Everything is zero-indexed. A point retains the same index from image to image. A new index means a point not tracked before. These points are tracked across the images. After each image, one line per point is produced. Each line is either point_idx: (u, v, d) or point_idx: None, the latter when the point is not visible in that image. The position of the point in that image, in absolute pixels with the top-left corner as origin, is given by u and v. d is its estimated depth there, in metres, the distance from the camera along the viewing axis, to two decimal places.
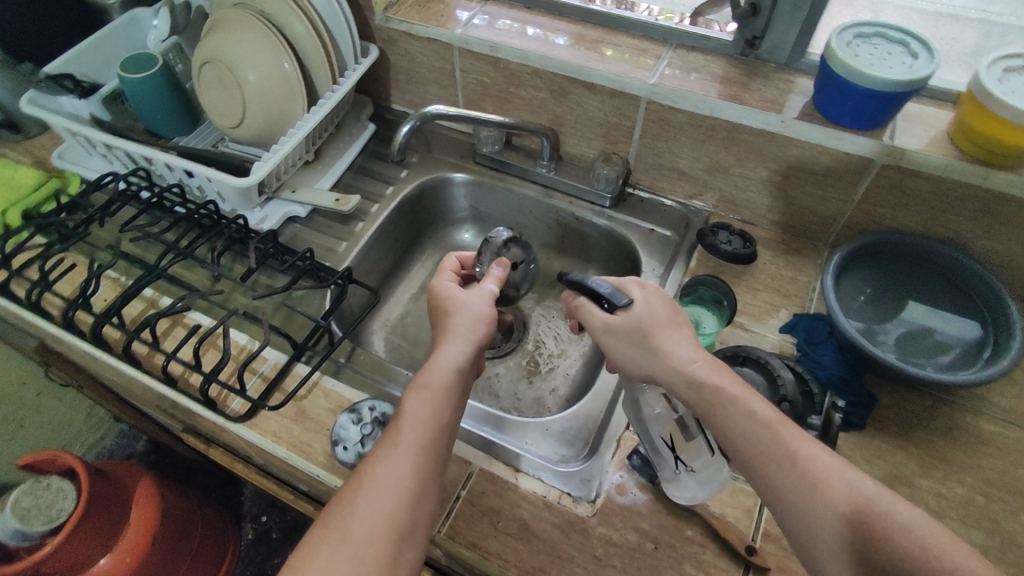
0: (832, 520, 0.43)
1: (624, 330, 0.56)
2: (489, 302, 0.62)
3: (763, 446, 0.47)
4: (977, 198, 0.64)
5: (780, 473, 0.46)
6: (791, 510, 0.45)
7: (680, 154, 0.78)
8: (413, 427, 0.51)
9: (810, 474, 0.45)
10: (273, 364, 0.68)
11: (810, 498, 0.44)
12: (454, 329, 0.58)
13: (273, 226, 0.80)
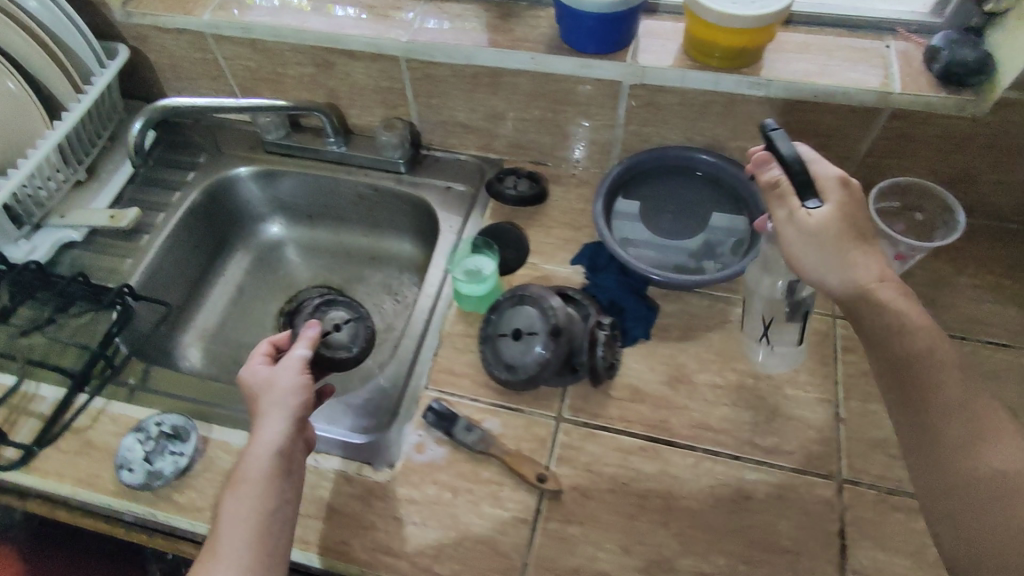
0: (971, 453, 0.45)
1: (823, 233, 0.50)
2: (298, 368, 0.58)
3: (921, 366, 0.48)
4: (716, 103, 0.68)
5: (934, 397, 0.47)
6: (931, 440, 0.47)
7: (457, 107, 0.78)
8: (235, 530, 0.49)
9: (967, 399, 0.47)
10: (52, 402, 0.65)
11: (951, 428, 0.46)
12: (264, 412, 0.55)
13: (44, 259, 0.75)
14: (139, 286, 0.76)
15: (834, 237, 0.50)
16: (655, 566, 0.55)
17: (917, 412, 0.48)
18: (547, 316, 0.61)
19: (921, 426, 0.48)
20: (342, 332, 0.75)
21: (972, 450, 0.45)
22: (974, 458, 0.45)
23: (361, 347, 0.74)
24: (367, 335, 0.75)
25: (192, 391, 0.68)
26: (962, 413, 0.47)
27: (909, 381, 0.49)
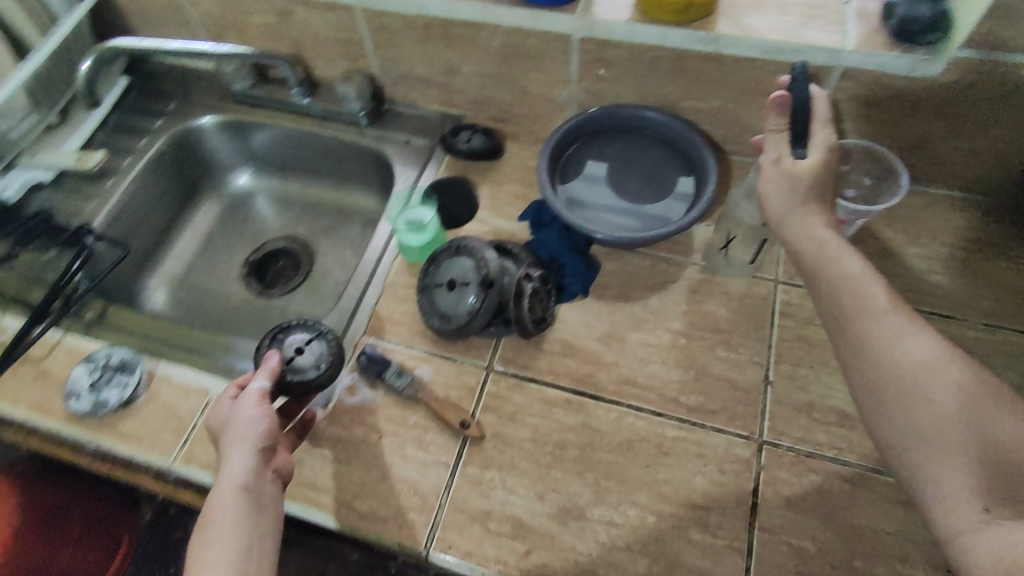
0: (915, 372, 0.43)
1: (796, 180, 0.53)
2: (258, 402, 0.54)
3: (857, 302, 0.48)
4: (665, 59, 0.67)
5: (874, 329, 0.46)
6: (875, 370, 0.45)
7: (415, 61, 0.78)
8: (208, 569, 0.45)
9: (904, 325, 0.45)
10: (12, 333, 0.69)
11: (897, 354, 0.44)
12: (225, 449, 0.51)
13: (12, 198, 0.77)
14: (102, 227, 0.78)
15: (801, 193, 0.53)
16: (566, 513, 0.56)
17: (859, 350, 0.46)
18: (479, 267, 0.62)
19: (867, 361, 0.46)
20: (304, 356, 0.62)
21: (916, 366, 0.43)
22: (921, 376, 0.43)
23: (330, 362, 0.61)
24: (332, 351, 0.62)
25: (146, 329, 0.71)
26: (902, 337, 0.45)
27: (848, 324, 0.47)
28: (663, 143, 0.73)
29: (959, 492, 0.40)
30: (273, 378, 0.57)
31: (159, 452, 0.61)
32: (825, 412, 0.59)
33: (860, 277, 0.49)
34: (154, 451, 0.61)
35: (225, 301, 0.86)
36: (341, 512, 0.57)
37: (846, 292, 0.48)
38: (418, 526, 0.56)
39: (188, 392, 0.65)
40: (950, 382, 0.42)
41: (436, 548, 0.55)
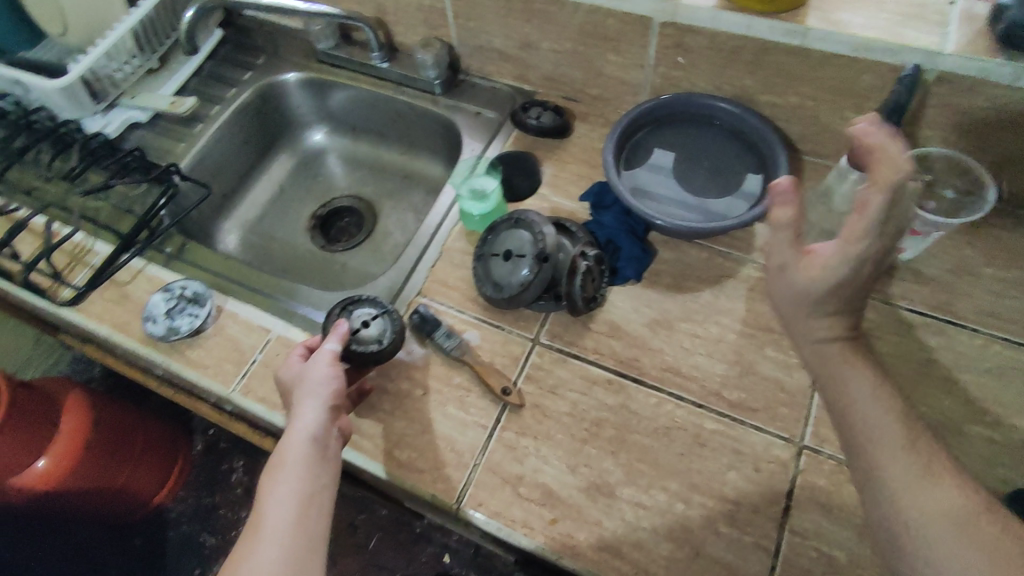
0: (943, 526, 0.38)
1: (805, 292, 0.46)
2: (329, 360, 0.57)
3: (874, 437, 0.43)
4: (747, 50, 0.65)
5: (894, 467, 0.41)
6: (899, 520, 0.40)
7: (493, 33, 0.79)
8: (276, 508, 0.49)
9: (927, 468, 0.40)
10: (103, 257, 0.75)
11: (924, 500, 0.39)
12: (298, 400, 0.55)
13: (113, 133, 0.84)
14: (189, 167, 0.84)
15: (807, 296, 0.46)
16: (595, 489, 0.57)
17: (879, 494, 0.41)
18: (536, 241, 0.63)
19: (889, 510, 0.40)
20: (369, 329, 0.63)
21: (946, 520, 0.38)
22: (947, 530, 0.38)
23: (392, 340, 0.62)
24: (397, 329, 0.63)
25: (217, 267, 0.76)
26: (925, 483, 0.40)
27: (867, 461, 0.43)
28: (734, 136, 0.72)
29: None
30: (344, 343, 0.59)
31: (220, 381, 0.66)
32: None
33: (871, 410, 0.44)
34: (216, 380, 0.66)
35: (292, 250, 0.91)
36: (380, 458, 0.60)
37: (863, 428, 0.44)
38: (451, 481, 0.58)
39: (251, 329, 0.69)
40: (995, 544, 0.37)
41: (467, 504, 0.57)
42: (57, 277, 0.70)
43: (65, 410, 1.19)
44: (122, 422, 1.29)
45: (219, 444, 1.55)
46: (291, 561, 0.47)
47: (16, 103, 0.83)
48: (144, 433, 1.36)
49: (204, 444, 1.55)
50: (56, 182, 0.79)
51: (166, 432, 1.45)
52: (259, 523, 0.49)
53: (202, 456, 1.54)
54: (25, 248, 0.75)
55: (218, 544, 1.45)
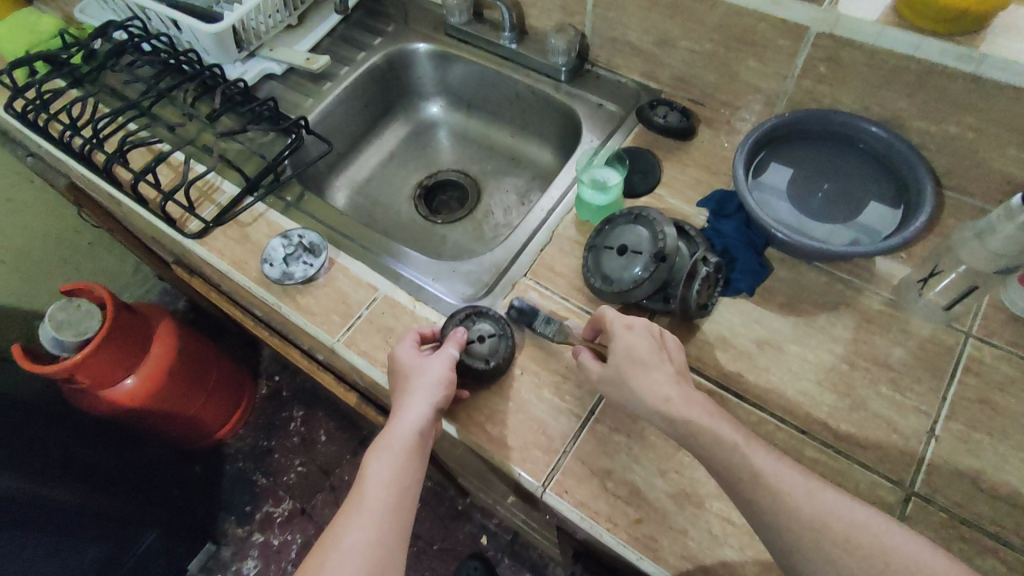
0: (813, 538, 0.44)
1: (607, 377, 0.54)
2: (447, 363, 0.59)
3: (742, 474, 0.47)
4: (908, 71, 0.62)
5: (759, 495, 0.46)
6: (782, 541, 0.45)
7: (630, 25, 0.78)
8: (375, 492, 0.54)
9: (778, 488, 0.46)
10: (229, 196, 0.79)
11: (796, 518, 0.45)
12: (411, 393, 0.57)
13: (250, 81, 0.88)
14: (314, 122, 0.87)
15: (619, 371, 0.53)
16: (684, 497, 0.56)
17: (763, 527, 0.46)
18: (655, 240, 0.62)
19: (773, 536, 0.45)
20: (481, 343, 0.63)
21: (811, 534, 0.44)
22: (818, 540, 0.44)
23: (500, 364, 0.62)
24: (508, 355, 0.62)
25: (331, 220, 0.78)
26: (785, 507, 0.45)
27: (739, 497, 0.47)
28: (873, 160, 0.69)
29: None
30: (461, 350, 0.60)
31: (326, 329, 0.68)
32: (993, 484, 0.54)
33: (728, 452, 0.48)
34: (322, 328, 0.68)
35: (395, 216, 0.94)
36: (472, 429, 0.60)
37: (727, 468, 0.48)
38: (540, 463, 0.58)
39: (360, 286, 0.71)
40: (853, 538, 0.44)
41: (553, 489, 0.57)
42: (188, 208, 0.74)
43: (156, 336, 1.26)
44: (203, 355, 1.36)
45: (283, 392, 1.63)
46: (382, 545, 0.52)
47: (168, 42, 0.88)
48: (218, 371, 1.43)
49: (268, 390, 1.63)
50: (194, 120, 0.84)
51: (237, 372, 1.53)
52: (359, 500, 0.54)
53: (266, 400, 1.62)
54: (162, 178, 0.79)
55: (269, 486, 1.51)
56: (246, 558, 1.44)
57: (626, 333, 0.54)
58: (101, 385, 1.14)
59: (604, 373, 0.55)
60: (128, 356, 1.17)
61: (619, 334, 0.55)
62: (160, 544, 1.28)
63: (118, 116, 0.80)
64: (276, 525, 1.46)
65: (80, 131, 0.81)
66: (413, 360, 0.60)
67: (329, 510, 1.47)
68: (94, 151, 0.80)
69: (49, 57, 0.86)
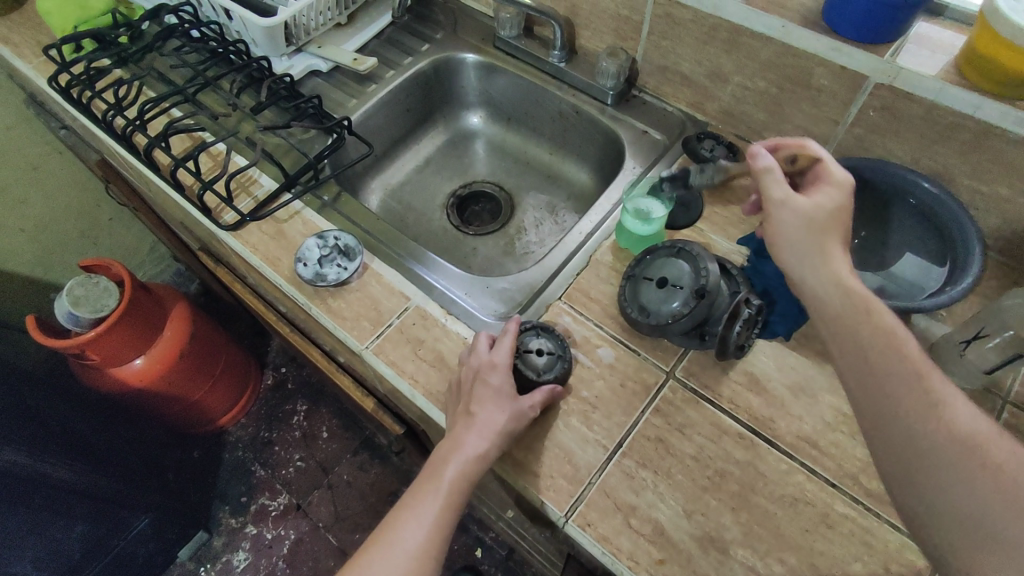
0: (956, 449, 0.43)
1: (805, 212, 0.54)
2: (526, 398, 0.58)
3: (899, 369, 0.46)
4: (966, 130, 0.61)
5: (908, 395, 0.45)
6: (912, 439, 0.44)
7: (683, 56, 0.78)
8: (430, 505, 0.56)
9: (937, 396, 0.45)
10: (266, 190, 0.78)
11: (944, 424, 0.44)
12: (485, 418, 0.57)
13: (296, 76, 0.88)
14: (356, 123, 0.87)
15: (822, 219, 0.53)
16: (708, 540, 0.55)
17: (898, 419, 0.45)
18: (697, 276, 0.61)
19: (900, 431, 0.45)
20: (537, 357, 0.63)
21: (956, 443, 0.43)
22: (964, 452, 0.42)
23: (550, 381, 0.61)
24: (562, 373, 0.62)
25: (366, 223, 0.78)
26: (937, 413, 0.44)
27: (881, 389, 0.46)
28: (922, 216, 0.67)
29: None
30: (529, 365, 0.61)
31: (355, 335, 0.67)
32: None
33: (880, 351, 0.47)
34: (352, 333, 0.68)
35: (426, 223, 0.93)
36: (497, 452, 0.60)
37: (880, 358, 0.47)
38: (564, 493, 0.58)
39: (392, 293, 0.71)
40: (1003, 468, 0.42)
41: (576, 520, 0.56)
42: (226, 200, 0.74)
43: (168, 319, 1.25)
44: (213, 341, 1.36)
45: (288, 384, 1.62)
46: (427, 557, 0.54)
47: (217, 30, 0.88)
48: (226, 359, 1.42)
49: (274, 380, 1.62)
50: (237, 111, 0.84)
51: (245, 361, 1.52)
52: (419, 504, 0.56)
53: (270, 390, 1.61)
54: (201, 167, 0.79)
55: (266, 478, 1.50)
56: (236, 550, 1.42)
57: (840, 194, 0.55)
58: (111, 363, 1.14)
59: (803, 206, 0.54)
60: (140, 338, 1.17)
61: (841, 192, 0.55)
62: (152, 529, 1.27)
63: (163, 100, 0.80)
64: (270, 519, 1.45)
65: (123, 112, 0.80)
66: (499, 382, 0.59)
67: (324, 508, 1.46)
68: (136, 132, 0.79)
69: (98, 35, 0.86)
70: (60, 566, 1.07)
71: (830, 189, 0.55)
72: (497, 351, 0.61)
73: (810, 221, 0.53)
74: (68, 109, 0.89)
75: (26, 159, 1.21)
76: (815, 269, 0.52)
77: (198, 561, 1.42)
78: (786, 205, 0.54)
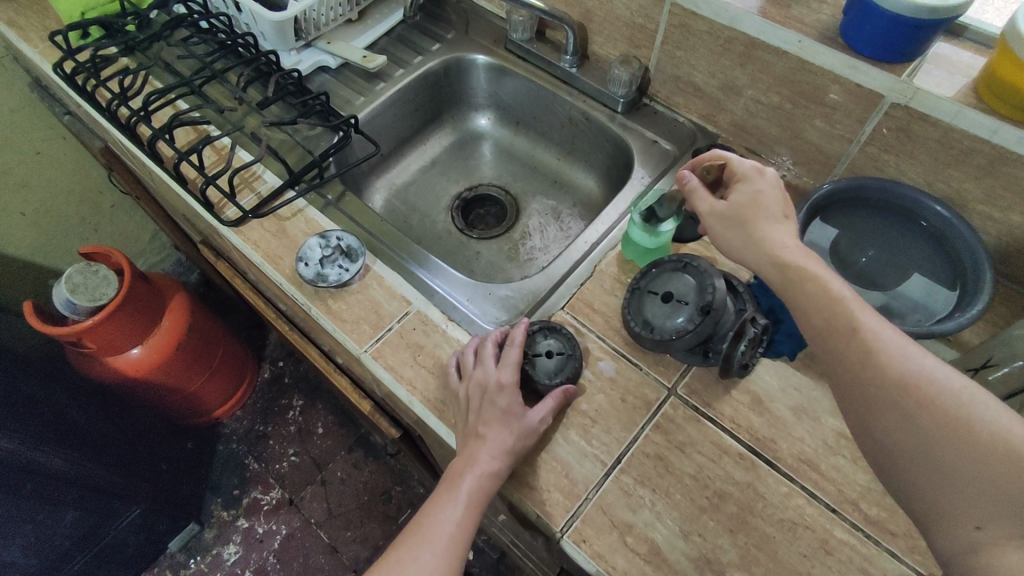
0: (895, 394, 0.43)
1: (721, 213, 0.55)
2: (534, 414, 0.59)
3: (837, 323, 0.47)
4: (981, 154, 0.60)
5: (849, 347, 0.46)
6: (857, 391, 0.45)
7: (697, 67, 0.77)
8: (445, 520, 0.55)
9: (872, 342, 0.45)
10: (270, 187, 0.78)
11: (883, 370, 0.44)
12: (496, 433, 0.57)
13: (304, 72, 0.87)
14: (363, 122, 0.86)
15: (745, 213, 0.54)
16: (705, 562, 0.54)
17: (846, 375, 0.46)
18: (703, 291, 0.60)
19: (849, 386, 0.46)
20: (547, 359, 0.63)
21: (894, 388, 0.43)
22: (900, 395, 0.43)
23: (562, 382, 0.62)
24: (573, 374, 0.62)
25: (370, 224, 0.77)
26: (875, 360, 0.45)
27: (826, 347, 0.47)
28: (931, 239, 0.66)
29: (963, 516, 0.41)
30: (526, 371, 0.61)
31: (354, 338, 0.67)
32: None
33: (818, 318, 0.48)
34: (350, 336, 0.67)
35: (430, 225, 0.93)
36: None
37: (822, 319, 0.48)
38: (560, 508, 0.57)
39: (393, 297, 0.70)
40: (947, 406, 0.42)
41: (571, 536, 0.55)
42: (229, 195, 0.73)
43: (168, 309, 1.25)
44: (211, 333, 1.35)
45: (285, 378, 1.62)
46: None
47: (226, 22, 0.87)
48: (223, 351, 1.42)
49: (271, 374, 1.62)
50: (242, 105, 0.83)
51: (242, 353, 1.52)
52: (432, 527, 0.55)
53: (267, 383, 1.61)
54: (204, 160, 0.78)
55: (260, 472, 1.49)
56: (227, 543, 1.42)
57: (757, 178, 0.56)
58: (109, 351, 1.14)
59: (722, 211, 0.56)
60: (139, 327, 1.16)
61: (753, 177, 0.56)
62: (143, 519, 1.26)
63: (168, 92, 0.79)
64: (263, 513, 1.45)
65: (128, 102, 0.80)
66: (506, 403, 0.59)
67: (317, 504, 1.45)
68: (140, 123, 0.79)
69: (105, 22, 0.85)
70: (49, 554, 1.07)
71: (741, 181, 0.56)
72: (503, 368, 0.61)
73: (735, 217, 0.54)
74: (73, 96, 0.89)
75: (30, 143, 1.20)
76: (753, 256, 0.53)
77: (188, 553, 1.41)
78: (707, 214, 0.57)
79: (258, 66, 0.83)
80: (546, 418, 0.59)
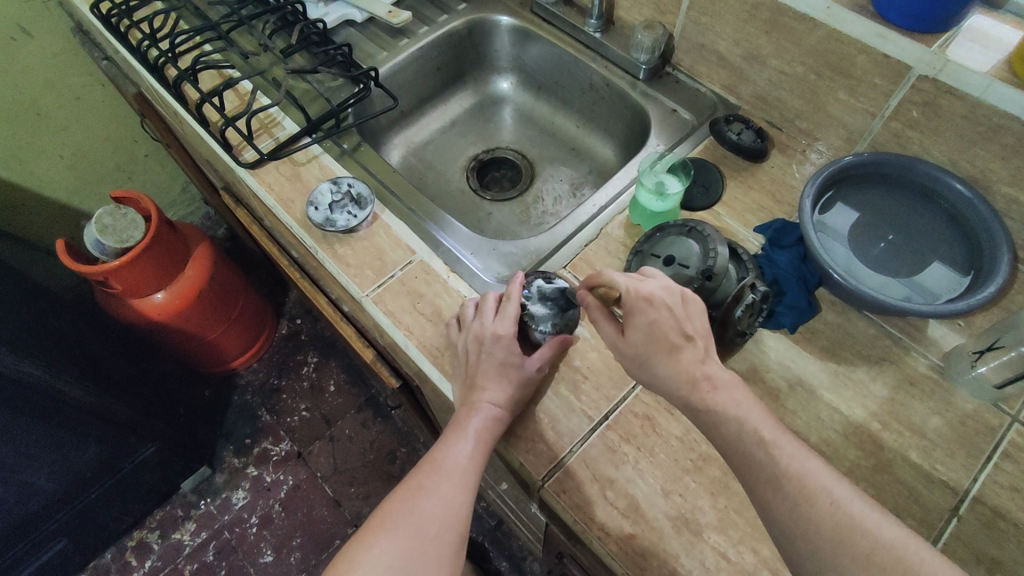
0: (831, 550, 0.42)
1: (630, 353, 0.52)
2: (533, 367, 0.60)
3: (780, 473, 0.44)
4: (1010, 132, 0.58)
5: (776, 498, 0.44)
6: (794, 547, 0.43)
7: (722, 35, 0.75)
8: (456, 455, 0.57)
9: (807, 493, 0.43)
10: (288, 133, 0.79)
11: (815, 521, 0.42)
12: (501, 378, 0.59)
13: (329, 24, 0.88)
14: (385, 76, 0.87)
15: (648, 352, 0.51)
16: (683, 522, 0.54)
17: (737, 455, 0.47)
18: (705, 257, 0.59)
19: (788, 543, 0.43)
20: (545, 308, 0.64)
21: (841, 547, 0.41)
22: (837, 552, 0.41)
23: (558, 332, 0.63)
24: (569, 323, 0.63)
25: (383, 175, 0.78)
26: (810, 513, 0.43)
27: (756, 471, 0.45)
28: (949, 219, 0.65)
29: None
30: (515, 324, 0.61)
31: (357, 283, 0.68)
32: None
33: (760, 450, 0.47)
34: (354, 280, 0.68)
35: (444, 184, 0.94)
36: None
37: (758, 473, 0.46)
38: (542, 459, 0.57)
39: (399, 246, 0.71)
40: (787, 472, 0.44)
41: (550, 486, 0.56)
42: (247, 138, 0.75)
43: (191, 258, 1.26)
44: (233, 286, 1.37)
45: (301, 334, 1.66)
46: (460, 508, 0.55)
47: None
48: (242, 305, 1.44)
49: (288, 330, 1.66)
50: (268, 52, 0.85)
51: (261, 310, 1.55)
52: (446, 461, 0.57)
53: (284, 338, 1.65)
54: (227, 103, 0.80)
55: (271, 423, 1.53)
56: (236, 489, 1.46)
57: (645, 310, 0.51)
58: (133, 295, 1.16)
59: (623, 345, 0.53)
60: (162, 271, 1.17)
61: (639, 308, 0.51)
62: (157, 459, 1.30)
63: (197, 35, 0.81)
64: (271, 463, 1.49)
65: (157, 43, 0.82)
66: (503, 356, 0.59)
67: (324, 459, 1.49)
68: (167, 64, 0.81)
69: None
70: (69, 480, 1.12)
71: (632, 313, 0.52)
72: (500, 321, 0.61)
73: (642, 360, 0.52)
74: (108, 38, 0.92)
75: (70, 88, 1.23)
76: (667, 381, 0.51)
77: (199, 494, 1.45)
78: (615, 347, 0.54)
79: (285, 16, 0.86)
80: (544, 367, 0.60)
